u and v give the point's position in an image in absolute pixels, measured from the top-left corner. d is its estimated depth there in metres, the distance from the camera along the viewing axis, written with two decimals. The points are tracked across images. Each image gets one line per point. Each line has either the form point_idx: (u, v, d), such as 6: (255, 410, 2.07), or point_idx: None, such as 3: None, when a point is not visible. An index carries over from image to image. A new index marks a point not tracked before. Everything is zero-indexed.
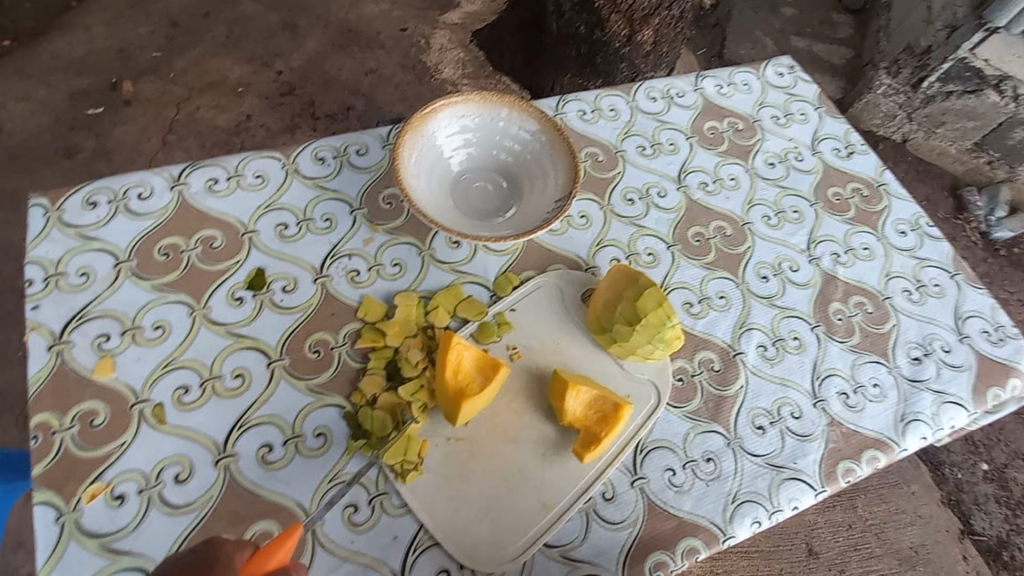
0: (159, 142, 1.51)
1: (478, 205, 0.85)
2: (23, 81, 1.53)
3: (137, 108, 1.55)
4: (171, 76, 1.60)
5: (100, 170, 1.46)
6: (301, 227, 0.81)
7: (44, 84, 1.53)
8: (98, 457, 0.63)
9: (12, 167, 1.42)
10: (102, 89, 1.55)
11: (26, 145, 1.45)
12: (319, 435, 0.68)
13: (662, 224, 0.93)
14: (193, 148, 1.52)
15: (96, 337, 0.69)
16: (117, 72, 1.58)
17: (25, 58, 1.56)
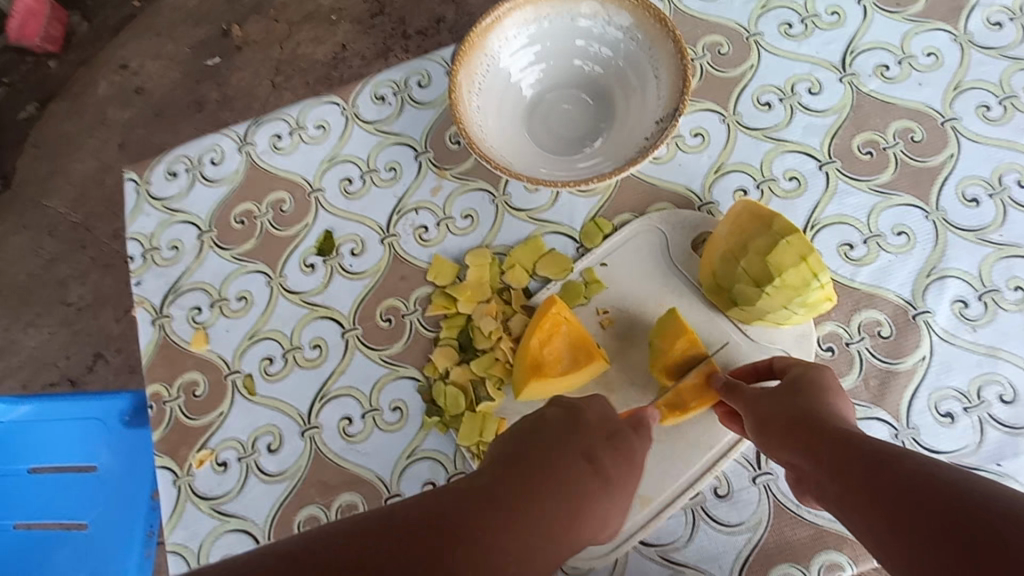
0: (268, 85, 1.37)
1: (558, 134, 0.69)
2: (154, 40, 1.44)
3: (249, 53, 1.39)
4: (273, 13, 1.41)
5: (226, 122, 1.36)
6: (365, 181, 0.74)
7: (170, 39, 1.43)
8: (203, 425, 0.67)
9: (157, 126, 1.38)
10: (215, 38, 1.42)
11: (164, 102, 1.39)
12: (395, 409, 0.65)
13: (813, 134, 0.68)
14: (299, 88, 1.37)
15: (190, 309, 0.71)
16: (226, 15, 1.43)
17: (150, 15, 1.45)
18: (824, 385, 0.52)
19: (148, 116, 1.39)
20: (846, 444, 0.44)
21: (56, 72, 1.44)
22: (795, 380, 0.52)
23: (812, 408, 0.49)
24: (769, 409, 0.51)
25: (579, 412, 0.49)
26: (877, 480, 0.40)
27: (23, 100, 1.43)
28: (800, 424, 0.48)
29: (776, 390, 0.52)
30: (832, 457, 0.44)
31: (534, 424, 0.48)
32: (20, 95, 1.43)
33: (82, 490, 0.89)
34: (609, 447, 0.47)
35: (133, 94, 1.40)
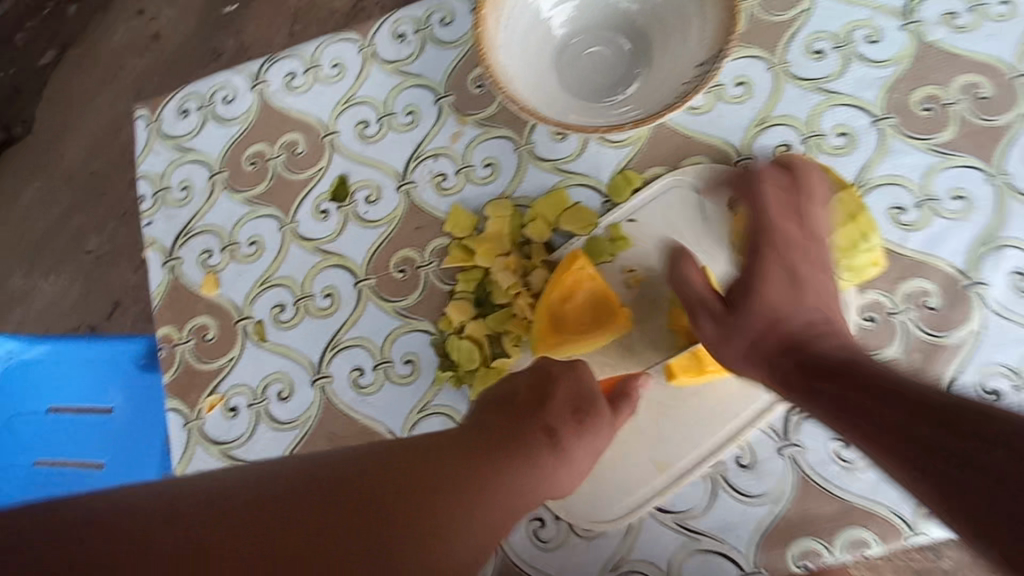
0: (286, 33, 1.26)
1: (589, 78, 0.64)
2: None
3: None
4: None
5: None
6: (382, 124, 0.70)
7: None
8: (213, 370, 0.66)
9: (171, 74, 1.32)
10: None
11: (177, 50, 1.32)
12: (407, 362, 0.63)
13: (868, 87, 0.63)
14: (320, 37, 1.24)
15: (201, 253, 0.69)
16: None
17: None
18: (821, 322, 0.50)
19: (163, 61, 1.33)
20: (851, 384, 0.43)
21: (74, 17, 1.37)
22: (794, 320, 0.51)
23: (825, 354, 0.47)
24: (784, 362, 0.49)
25: (552, 377, 0.48)
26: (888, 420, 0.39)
27: (39, 43, 1.36)
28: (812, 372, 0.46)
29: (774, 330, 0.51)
30: (840, 401, 0.43)
31: (503, 394, 0.46)
32: (38, 35, 1.35)
33: (98, 432, 0.89)
34: (574, 422, 0.46)
35: (150, 41, 1.34)
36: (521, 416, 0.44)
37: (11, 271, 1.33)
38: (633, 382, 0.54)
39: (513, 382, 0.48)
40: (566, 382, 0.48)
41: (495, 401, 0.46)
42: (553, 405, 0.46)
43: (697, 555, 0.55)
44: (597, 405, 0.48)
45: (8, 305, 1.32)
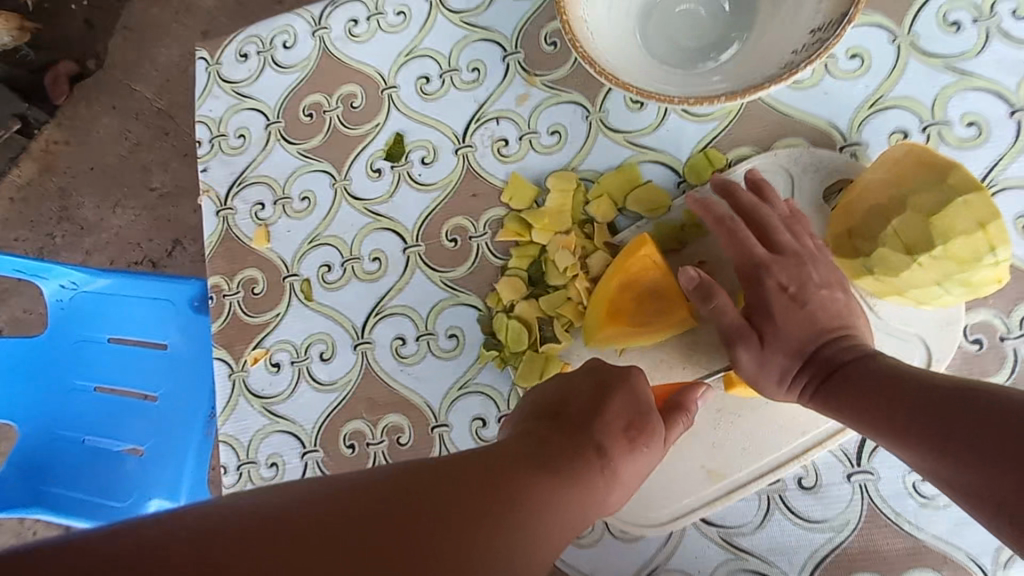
0: None
1: (678, 41, 0.57)
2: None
3: None
4: None
5: None
6: (444, 81, 0.65)
7: None
8: (259, 324, 0.65)
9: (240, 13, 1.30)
10: None
11: None
12: (451, 336, 0.61)
13: (1013, 70, 0.53)
14: None
15: (253, 205, 0.68)
16: None
17: None
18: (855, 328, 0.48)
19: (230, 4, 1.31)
20: (912, 400, 0.41)
21: None
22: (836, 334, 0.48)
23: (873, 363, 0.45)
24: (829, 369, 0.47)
25: (608, 386, 0.44)
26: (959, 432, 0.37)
27: None
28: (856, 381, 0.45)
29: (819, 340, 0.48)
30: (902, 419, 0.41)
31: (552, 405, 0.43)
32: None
33: (152, 367, 0.91)
34: (628, 441, 0.42)
35: None
36: (570, 433, 0.40)
37: (78, 202, 1.32)
38: (692, 394, 0.48)
39: (563, 392, 0.44)
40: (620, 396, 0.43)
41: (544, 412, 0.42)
42: (606, 420, 0.42)
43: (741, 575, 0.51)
44: (651, 419, 0.44)
45: (79, 234, 1.32)
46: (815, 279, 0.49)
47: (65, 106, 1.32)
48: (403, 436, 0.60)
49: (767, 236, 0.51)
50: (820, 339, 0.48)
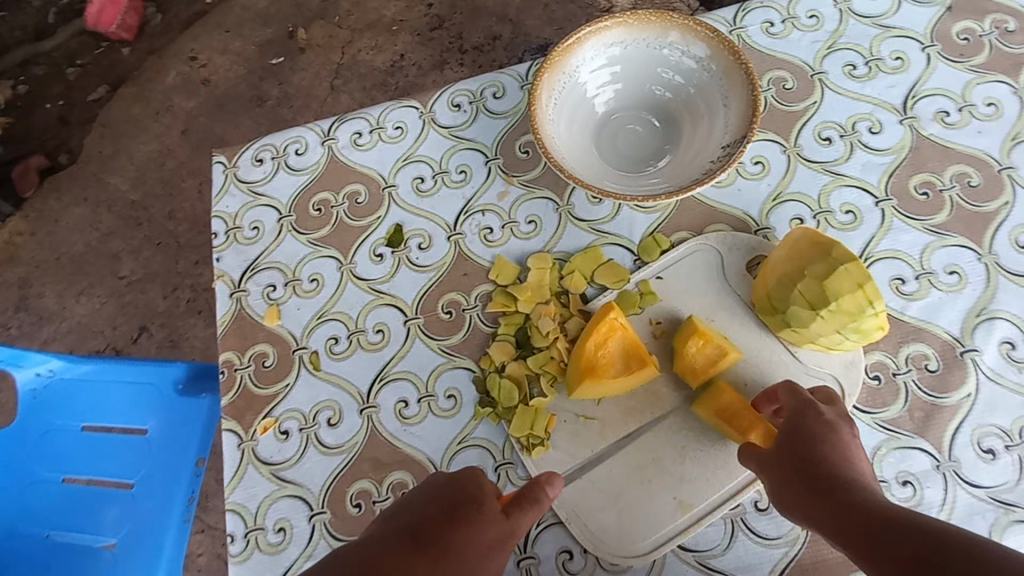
0: (328, 86, 1.34)
1: (624, 153, 0.73)
2: (223, 36, 1.42)
3: (313, 56, 1.36)
4: (338, 19, 1.38)
5: (287, 120, 1.33)
6: (436, 181, 0.78)
7: (239, 36, 1.41)
8: (270, 395, 0.71)
9: (219, 115, 1.37)
10: (280, 37, 1.39)
11: (228, 94, 1.38)
12: (450, 396, 0.69)
13: (871, 171, 0.71)
14: (357, 93, 1.33)
15: (265, 287, 0.76)
16: (295, 17, 1.40)
17: (223, 10, 1.44)
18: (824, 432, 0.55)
19: (210, 103, 1.38)
20: (900, 535, 0.44)
21: (129, 59, 1.44)
22: (817, 470, 0.53)
23: (807, 458, 0.54)
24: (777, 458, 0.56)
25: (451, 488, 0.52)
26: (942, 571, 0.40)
27: (98, 82, 1.42)
28: (819, 480, 0.52)
29: (797, 462, 0.54)
30: (896, 555, 0.43)
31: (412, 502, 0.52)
32: (95, 76, 1.43)
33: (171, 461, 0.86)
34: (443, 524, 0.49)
35: (200, 85, 1.40)
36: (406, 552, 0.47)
37: (40, 290, 1.33)
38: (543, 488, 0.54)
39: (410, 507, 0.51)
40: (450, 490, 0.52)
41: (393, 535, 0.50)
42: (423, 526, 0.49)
43: None
44: (477, 504, 0.51)
45: (37, 324, 1.32)
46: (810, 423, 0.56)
47: (50, 200, 1.37)
48: (408, 491, 0.66)
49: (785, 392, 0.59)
50: (810, 477, 0.53)
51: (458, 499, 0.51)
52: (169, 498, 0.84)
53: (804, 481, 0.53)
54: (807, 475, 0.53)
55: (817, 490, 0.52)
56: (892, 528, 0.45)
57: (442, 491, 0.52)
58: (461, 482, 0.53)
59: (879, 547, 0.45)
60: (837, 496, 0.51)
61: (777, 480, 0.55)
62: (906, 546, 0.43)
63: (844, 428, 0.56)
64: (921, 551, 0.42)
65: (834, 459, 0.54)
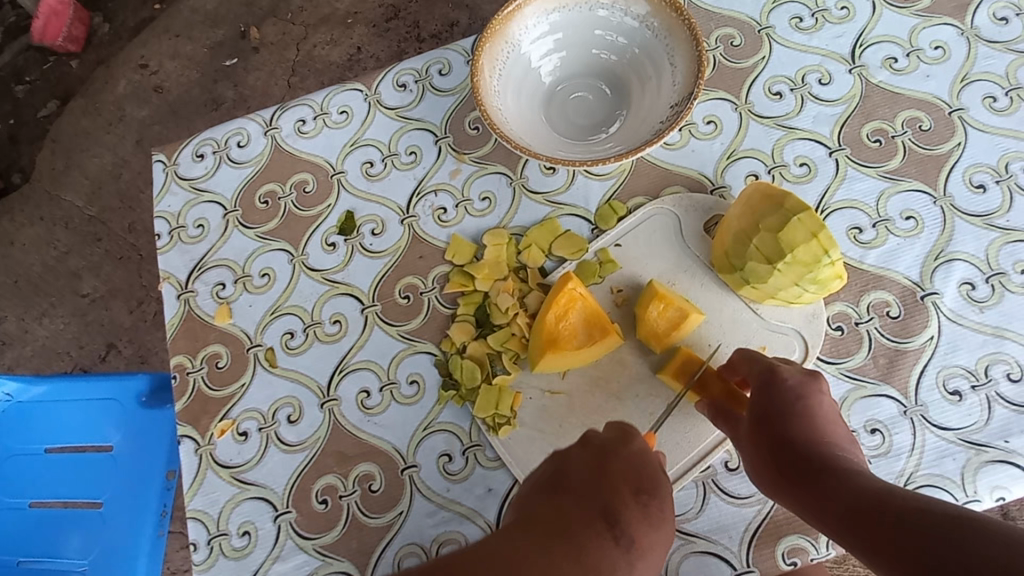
0: (284, 85, 1.30)
1: (575, 121, 0.71)
2: (172, 40, 1.37)
3: (266, 54, 1.32)
4: (290, 15, 1.34)
5: None
6: (386, 164, 0.76)
7: (188, 39, 1.36)
8: (225, 396, 0.69)
9: (173, 122, 1.32)
10: (232, 38, 1.34)
11: (181, 99, 1.33)
12: (412, 382, 0.67)
13: (823, 122, 0.70)
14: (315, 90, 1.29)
15: (214, 285, 0.73)
16: (246, 16, 1.35)
17: (171, 14, 1.38)
18: (800, 406, 0.54)
19: (161, 109, 1.33)
20: (892, 520, 0.41)
21: (77, 71, 1.38)
22: (797, 454, 0.51)
23: (783, 436, 0.52)
24: (754, 439, 0.54)
25: (606, 453, 0.50)
26: (942, 563, 0.37)
27: (44, 96, 1.37)
28: (797, 459, 0.51)
29: (776, 440, 0.53)
30: (889, 543, 0.41)
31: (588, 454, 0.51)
32: (41, 92, 1.37)
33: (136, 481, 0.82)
34: (636, 505, 0.48)
35: (152, 92, 1.34)
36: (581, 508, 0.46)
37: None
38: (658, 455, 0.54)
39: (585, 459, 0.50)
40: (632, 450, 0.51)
41: (557, 482, 0.49)
42: (614, 483, 0.48)
43: (692, 556, 0.58)
44: (659, 488, 0.50)
45: None
46: (782, 394, 0.54)
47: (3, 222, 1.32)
48: (375, 483, 0.64)
49: (751, 361, 0.57)
50: (790, 463, 0.51)
51: (640, 482, 0.49)
52: (140, 513, 0.81)
53: (784, 467, 0.51)
54: (785, 459, 0.52)
55: (798, 477, 0.50)
56: (885, 510, 0.43)
57: (632, 467, 0.50)
58: (626, 450, 0.51)
59: (869, 532, 0.43)
60: (821, 480, 0.49)
61: (758, 464, 0.54)
62: (898, 533, 0.41)
63: (817, 393, 0.55)
64: (920, 538, 0.39)
65: (813, 437, 0.52)
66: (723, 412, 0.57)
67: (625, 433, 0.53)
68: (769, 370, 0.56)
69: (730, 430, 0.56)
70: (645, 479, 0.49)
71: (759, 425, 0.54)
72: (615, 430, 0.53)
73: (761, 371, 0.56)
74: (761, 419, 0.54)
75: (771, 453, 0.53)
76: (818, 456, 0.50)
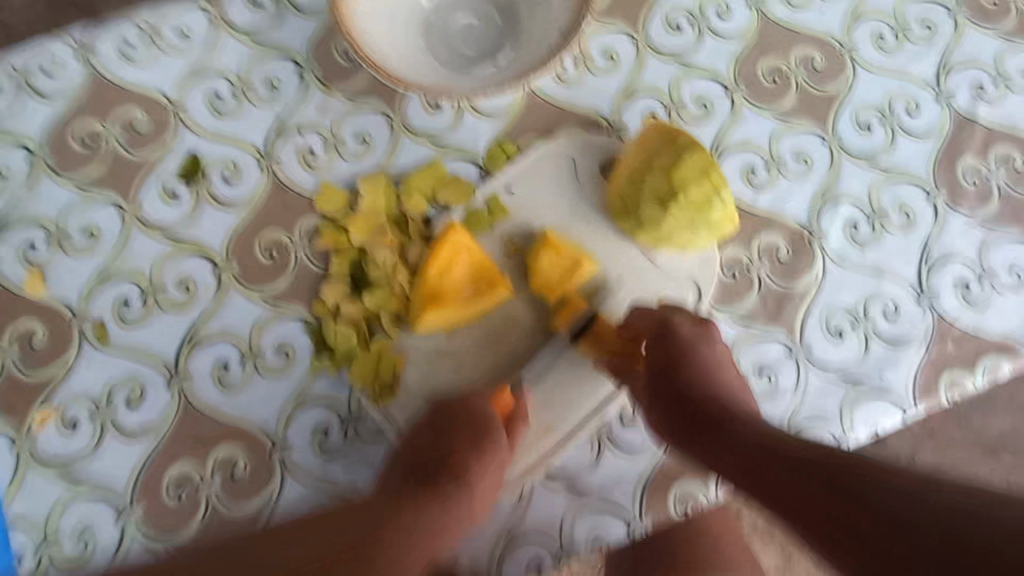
0: None
1: (460, 50, 0.63)
2: None
3: None
4: None
5: None
6: (239, 98, 0.64)
7: None
8: (44, 381, 0.57)
9: None
10: None
11: None
12: (280, 352, 0.58)
13: (721, 58, 0.66)
14: None
15: (22, 247, 0.59)
16: None
17: None
18: (694, 357, 0.54)
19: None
20: (797, 474, 0.43)
21: None
22: (695, 407, 0.51)
23: (681, 391, 0.52)
24: (655, 396, 0.54)
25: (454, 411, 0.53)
26: (852, 520, 0.38)
27: None
28: (695, 412, 0.51)
29: (675, 396, 0.53)
30: (801, 503, 0.41)
31: (443, 413, 0.54)
32: None
33: None
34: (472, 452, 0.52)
35: None
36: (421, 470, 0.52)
37: None
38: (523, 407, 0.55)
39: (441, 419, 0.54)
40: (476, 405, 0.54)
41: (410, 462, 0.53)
42: (454, 441, 0.52)
43: (587, 513, 0.56)
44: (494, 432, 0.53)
45: None
46: (679, 347, 0.54)
47: None
48: (239, 468, 0.56)
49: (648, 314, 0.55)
50: (689, 417, 0.51)
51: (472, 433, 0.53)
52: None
53: (683, 421, 0.52)
54: (685, 413, 0.52)
55: (696, 431, 0.51)
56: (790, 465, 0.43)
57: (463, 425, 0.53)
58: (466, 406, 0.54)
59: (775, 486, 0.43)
60: (721, 433, 0.49)
61: (657, 421, 0.54)
62: (805, 489, 0.42)
63: (708, 338, 0.55)
64: (828, 496, 0.40)
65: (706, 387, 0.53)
66: (623, 368, 0.56)
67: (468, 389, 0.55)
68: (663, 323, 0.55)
69: (632, 388, 0.55)
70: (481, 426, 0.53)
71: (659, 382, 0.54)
72: (490, 385, 0.57)
73: (659, 324, 0.55)
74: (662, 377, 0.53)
75: (671, 406, 0.53)
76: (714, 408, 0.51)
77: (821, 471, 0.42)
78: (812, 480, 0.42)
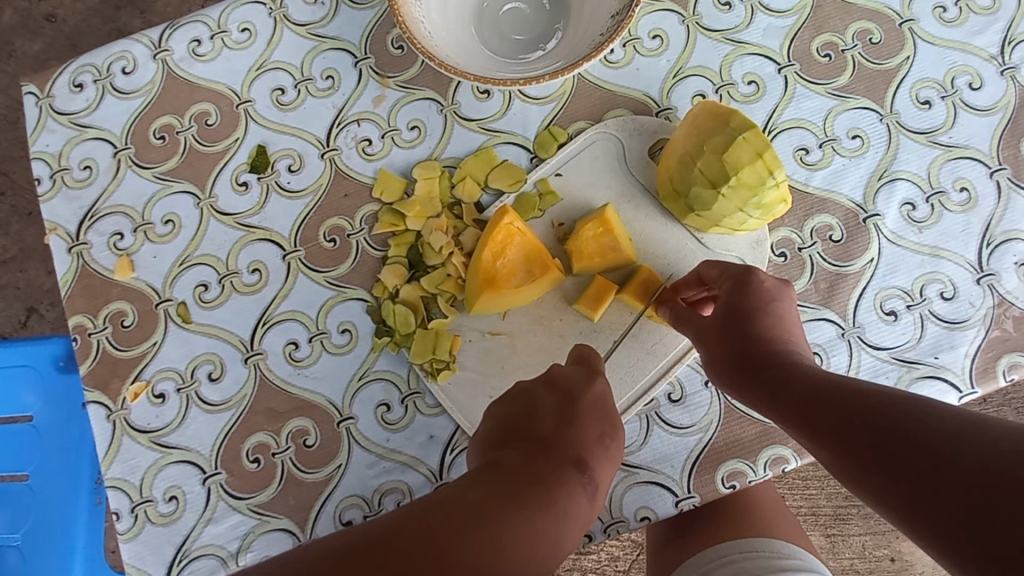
0: None
1: (509, 37, 0.64)
2: None
3: None
4: None
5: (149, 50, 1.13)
6: (300, 91, 0.67)
7: None
8: (136, 357, 0.62)
9: None
10: None
11: None
12: (344, 331, 0.62)
13: (773, 36, 0.65)
14: None
15: (111, 236, 0.65)
16: None
17: None
18: (766, 307, 0.52)
19: (10, 18, 1.07)
20: (857, 415, 0.40)
21: None
22: (754, 349, 0.49)
23: (747, 335, 0.50)
24: (716, 339, 0.52)
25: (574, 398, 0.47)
26: (910, 459, 0.35)
27: None
28: (757, 355, 0.49)
29: (738, 339, 0.50)
30: (856, 443, 0.38)
31: (534, 387, 0.49)
32: None
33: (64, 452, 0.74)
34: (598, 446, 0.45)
35: None
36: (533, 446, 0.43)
37: None
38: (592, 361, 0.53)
39: (523, 394, 0.48)
40: (591, 387, 0.49)
41: (506, 424, 0.46)
42: (580, 421, 0.46)
43: (636, 487, 0.58)
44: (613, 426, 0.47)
45: None
46: (751, 296, 0.52)
47: None
48: (310, 438, 0.60)
49: (726, 267, 0.55)
50: (750, 355, 0.49)
51: (603, 428, 0.46)
52: (72, 485, 0.74)
53: (741, 363, 0.50)
54: (744, 356, 0.50)
55: (754, 371, 0.49)
56: (850, 405, 0.41)
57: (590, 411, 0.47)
58: (588, 387, 0.49)
59: (832, 426, 0.41)
60: (781, 373, 0.47)
61: (717, 360, 0.52)
62: (865, 428, 0.39)
63: (783, 296, 0.53)
64: (888, 435, 0.37)
65: (773, 334, 0.50)
66: (685, 315, 0.55)
67: (591, 373, 0.51)
68: (741, 274, 0.54)
69: (692, 329, 0.54)
70: (609, 419, 0.47)
71: (723, 325, 0.52)
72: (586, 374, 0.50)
73: (738, 272, 0.54)
74: (732, 315, 0.51)
75: (730, 350, 0.51)
76: (779, 353, 0.49)
77: (884, 410, 0.39)
78: (871, 418, 0.39)
